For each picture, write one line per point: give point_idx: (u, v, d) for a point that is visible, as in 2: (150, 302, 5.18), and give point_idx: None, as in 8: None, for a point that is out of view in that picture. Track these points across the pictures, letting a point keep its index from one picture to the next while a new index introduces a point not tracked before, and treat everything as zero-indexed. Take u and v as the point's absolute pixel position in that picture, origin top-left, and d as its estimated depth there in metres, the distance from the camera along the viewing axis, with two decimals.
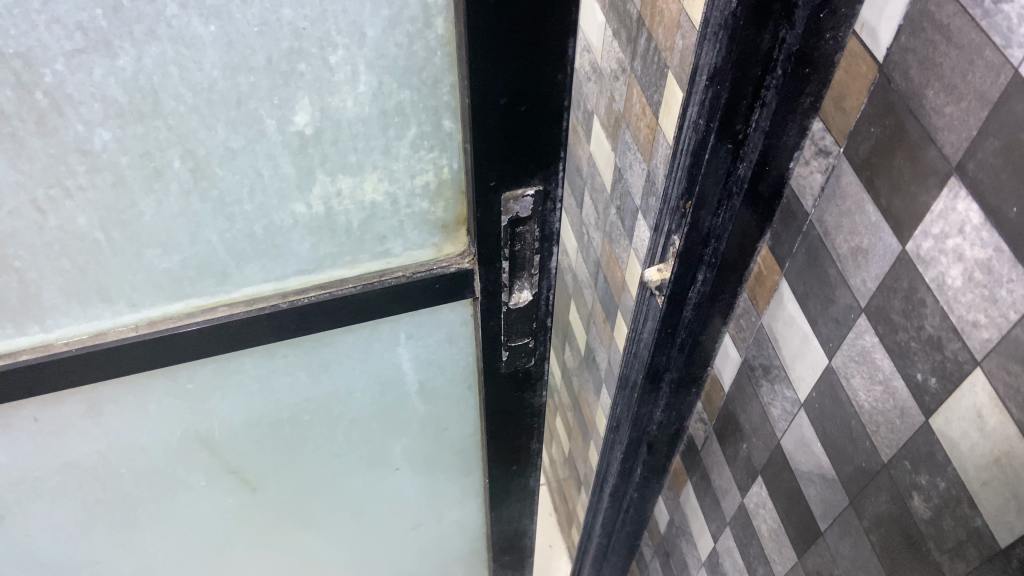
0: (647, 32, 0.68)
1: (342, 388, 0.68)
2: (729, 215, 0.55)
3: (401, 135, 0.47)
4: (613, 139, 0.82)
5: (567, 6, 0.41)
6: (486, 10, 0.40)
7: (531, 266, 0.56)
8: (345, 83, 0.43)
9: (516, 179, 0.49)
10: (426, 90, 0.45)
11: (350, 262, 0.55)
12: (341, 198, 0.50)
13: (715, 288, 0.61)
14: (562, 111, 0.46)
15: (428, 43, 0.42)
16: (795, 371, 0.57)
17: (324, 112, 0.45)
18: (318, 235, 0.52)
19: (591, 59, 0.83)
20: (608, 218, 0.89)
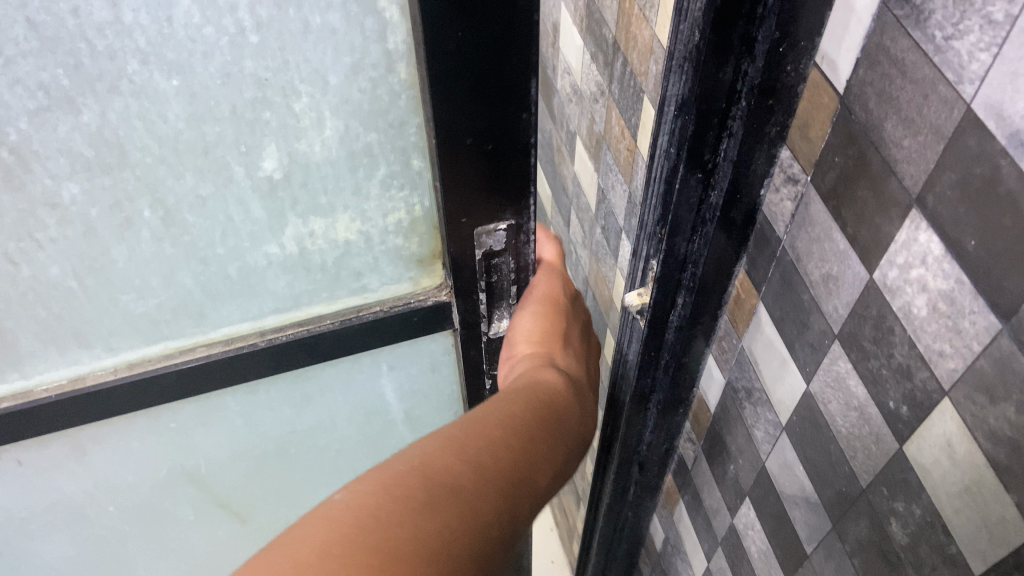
0: (622, 56, 0.68)
1: (327, 419, 0.73)
2: (703, 242, 0.55)
3: (371, 176, 0.53)
4: (595, 159, 0.82)
5: (524, 51, 0.42)
6: (443, 56, 0.41)
7: (509, 295, 0.61)
8: (311, 127, 0.48)
9: (488, 215, 0.52)
10: (394, 131, 0.50)
11: (328, 297, 0.61)
12: (315, 238, 0.56)
13: (695, 311, 0.61)
14: (528, 147, 0.48)
15: (392, 87, 0.47)
16: (776, 394, 0.57)
17: (291, 158, 0.50)
18: (293, 273, 0.58)
19: (572, 80, 0.84)
20: (594, 237, 0.89)
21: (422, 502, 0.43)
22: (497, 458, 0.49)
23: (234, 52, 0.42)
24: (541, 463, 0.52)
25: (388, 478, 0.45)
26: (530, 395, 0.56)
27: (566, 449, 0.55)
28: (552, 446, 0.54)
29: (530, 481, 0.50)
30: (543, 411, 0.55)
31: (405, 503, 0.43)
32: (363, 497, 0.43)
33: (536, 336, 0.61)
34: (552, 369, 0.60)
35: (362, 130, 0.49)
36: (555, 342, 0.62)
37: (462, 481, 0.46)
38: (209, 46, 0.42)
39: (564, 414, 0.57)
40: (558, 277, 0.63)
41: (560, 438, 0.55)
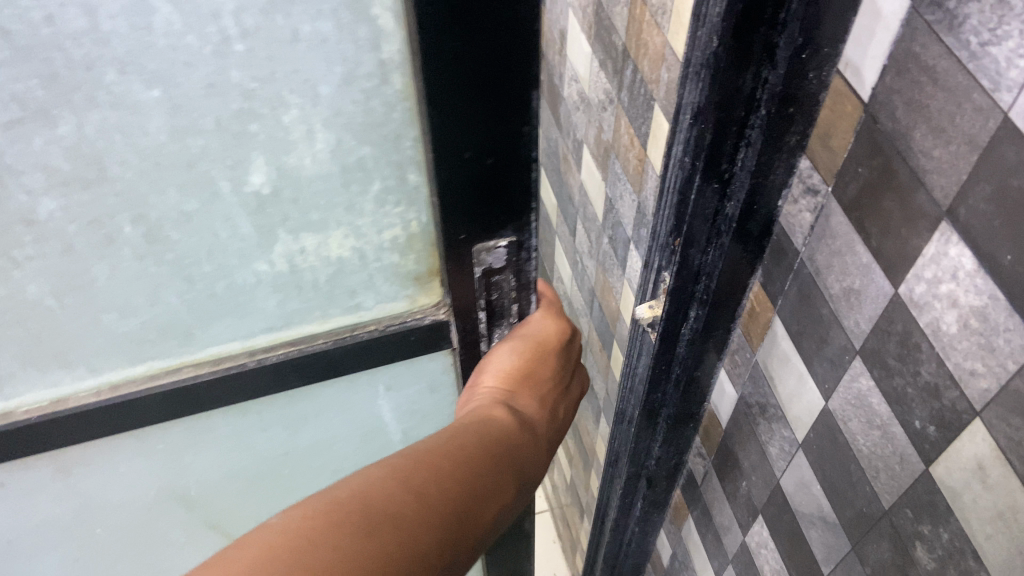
0: (633, 64, 0.67)
1: (316, 439, 0.75)
2: (719, 252, 0.53)
3: (365, 192, 0.53)
4: (603, 168, 0.81)
5: (526, 64, 0.42)
6: (439, 72, 0.41)
7: (509, 313, 0.61)
8: (301, 141, 0.48)
9: (487, 230, 0.52)
10: (390, 143, 0.50)
11: (322, 314, 0.61)
12: (305, 254, 0.55)
13: (708, 323, 0.60)
14: (530, 161, 0.48)
15: (386, 97, 0.47)
16: (792, 411, 0.56)
17: (281, 172, 0.49)
18: (284, 290, 0.57)
19: (579, 88, 0.82)
20: (601, 247, 0.88)
21: (361, 526, 0.42)
22: (441, 488, 0.48)
23: (218, 61, 0.42)
24: (482, 498, 0.51)
25: (321, 501, 0.44)
26: (483, 426, 0.57)
27: (509, 483, 0.54)
28: (495, 486, 0.53)
29: (468, 514, 0.49)
30: (489, 445, 0.55)
31: (339, 518, 0.42)
32: (302, 518, 0.42)
33: (506, 372, 0.62)
34: (505, 406, 0.60)
35: (357, 146, 0.49)
36: (522, 385, 0.62)
37: (406, 505, 0.45)
38: (192, 55, 0.41)
39: (510, 457, 0.56)
40: (553, 322, 0.64)
41: (503, 481, 0.54)
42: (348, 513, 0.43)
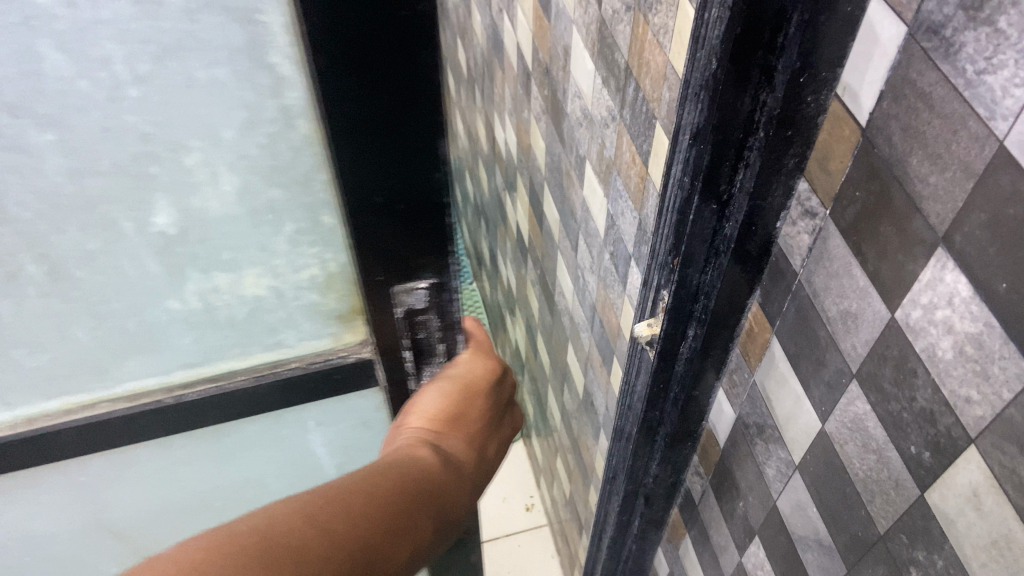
0: (635, 82, 0.67)
1: (249, 473, 0.72)
2: (717, 272, 0.53)
3: (277, 231, 0.49)
4: (605, 185, 0.81)
5: (434, 108, 0.39)
6: (341, 114, 0.38)
7: (436, 351, 0.58)
8: (206, 184, 0.44)
9: (406, 275, 0.49)
10: (300, 186, 0.46)
11: (242, 353, 0.57)
12: (219, 292, 0.51)
13: (706, 343, 0.60)
14: (445, 207, 0.45)
15: (292, 142, 0.43)
16: (789, 433, 0.55)
17: (184, 213, 0.45)
18: (199, 328, 0.54)
19: (582, 105, 0.83)
20: (602, 263, 0.88)
21: (256, 561, 0.43)
22: (350, 522, 0.48)
23: (114, 109, 0.38)
24: (396, 539, 0.51)
25: (223, 534, 0.44)
26: (406, 464, 0.57)
27: (431, 522, 0.55)
28: (415, 525, 0.53)
29: (380, 553, 0.49)
30: (414, 483, 0.55)
31: (225, 560, 0.42)
32: (196, 550, 0.42)
33: (433, 413, 0.61)
34: (432, 446, 0.60)
35: (262, 186, 0.45)
36: (451, 424, 0.62)
37: (306, 542, 0.45)
38: (84, 101, 0.38)
39: (436, 493, 0.56)
40: (479, 362, 0.63)
41: (425, 519, 0.54)
42: (234, 556, 0.42)
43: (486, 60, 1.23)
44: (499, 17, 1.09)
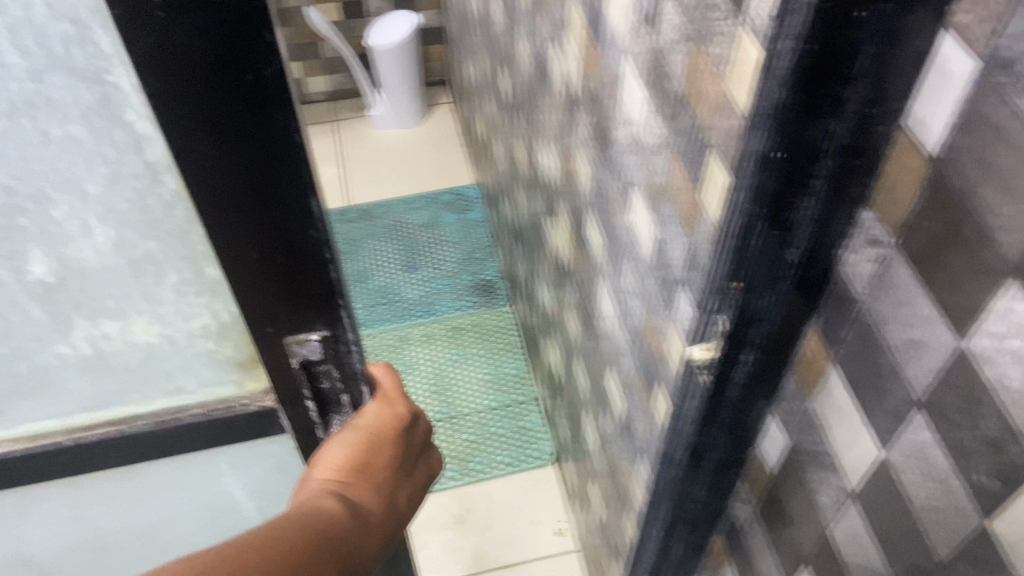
0: (689, 110, 0.68)
1: (165, 514, 0.70)
2: (776, 299, 0.54)
3: (160, 281, 0.49)
4: (654, 211, 0.82)
5: (301, 172, 0.42)
6: (205, 172, 0.41)
7: (342, 402, 0.60)
8: (79, 235, 0.45)
9: (299, 329, 0.52)
10: (178, 240, 0.46)
11: (142, 398, 0.57)
12: (109, 338, 0.52)
13: (762, 369, 0.60)
14: (328, 263, 0.48)
15: (162, 197, 0.43)
16: (845, 461, 0.56)
17: (61, 260, 0.46)
18: (92, 372, 0.54)
19: (632, 131, 0.84)
20: (648, 288, 0.89)
21: None
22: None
23: None
24: None
25: None
26: (309, 513, 0.53)
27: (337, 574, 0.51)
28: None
29: None
30: (320, 531, 0.51)
31: None
32: None
33: (337, 463, 0.59)
34: (338, 496, 0.57)
35: (135, 248, 0.46)
36: (359, 473, 0.60)
37: None
38: None
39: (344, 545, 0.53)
40: (387, 410, 0.62)
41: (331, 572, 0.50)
42: None
43: (532, 87, 1.25)
44: (547, 45, 1.12)
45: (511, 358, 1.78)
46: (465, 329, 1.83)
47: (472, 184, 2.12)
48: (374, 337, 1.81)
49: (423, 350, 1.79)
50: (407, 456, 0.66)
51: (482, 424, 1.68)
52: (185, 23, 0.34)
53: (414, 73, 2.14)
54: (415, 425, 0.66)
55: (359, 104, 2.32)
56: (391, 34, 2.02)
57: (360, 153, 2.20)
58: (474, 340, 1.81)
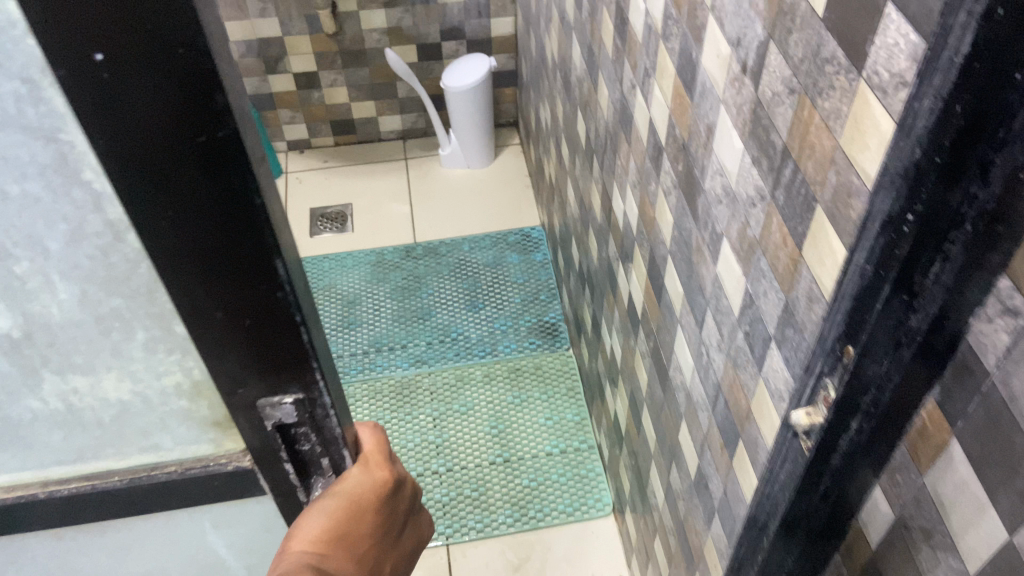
0: (794, 164, 0.67)
1: (149, 558, 0.76)
2: (896, 366, 0.51)
3: (128, 338, 0.54)
4: (745, 263, 0.80)
5: (261, 235, 0.45)
6: (165, 233, 0.45)
7: (320, 464, 0.64)
8: (44, 291, 0.50)
9: (274, 387, 0.56)
10: (144, 297, 0.50)
11: (116, 452, 0.63)
12: (80, 395, 0.57)
13: (871, 438, 0.57)
14: (296, 321, 0.51)
15: (124, 256, 0.47)
16: (964, 541, 0.52)
17: (26, 318, 0.51)
18: (65, 427, 0.60)
19: (724, 182, 0.82)
20: (733, 342, 0.86)
21: None
22: None
23: None
24: None
25: None
26: None
27: None
28: None
29: None
30: None
31: None
32: None
33: (315, 534, 0.64)
34: (309, 568, 0.63)
35: (106, 299, 0.51)
36: (333, 543, 0.65)
37: None
38: None
39: None
40: (366, 482, 0.67)
41: None
42: None
43: (612, 133, 1.25)
44: (632, 92, 1.11)
45: (572, 404, 1.75)
46: (526, 370, 1.81)
47: (539, 226, 2.12)
48: (437, 375, 1.81)
49: (484, 391, 1.78)
50: (384, 518, 0.71)
51: (540, 470, 1.64)
52: (132, 88, 0.38)
53: (486, 115, 2.17)
54: (392, 491, 0.71)
55: (430, 143, 2.36)
56: (467, 76, 2.06)
57: (429, 191, 2.23)
58: (536, 383, 1.79)
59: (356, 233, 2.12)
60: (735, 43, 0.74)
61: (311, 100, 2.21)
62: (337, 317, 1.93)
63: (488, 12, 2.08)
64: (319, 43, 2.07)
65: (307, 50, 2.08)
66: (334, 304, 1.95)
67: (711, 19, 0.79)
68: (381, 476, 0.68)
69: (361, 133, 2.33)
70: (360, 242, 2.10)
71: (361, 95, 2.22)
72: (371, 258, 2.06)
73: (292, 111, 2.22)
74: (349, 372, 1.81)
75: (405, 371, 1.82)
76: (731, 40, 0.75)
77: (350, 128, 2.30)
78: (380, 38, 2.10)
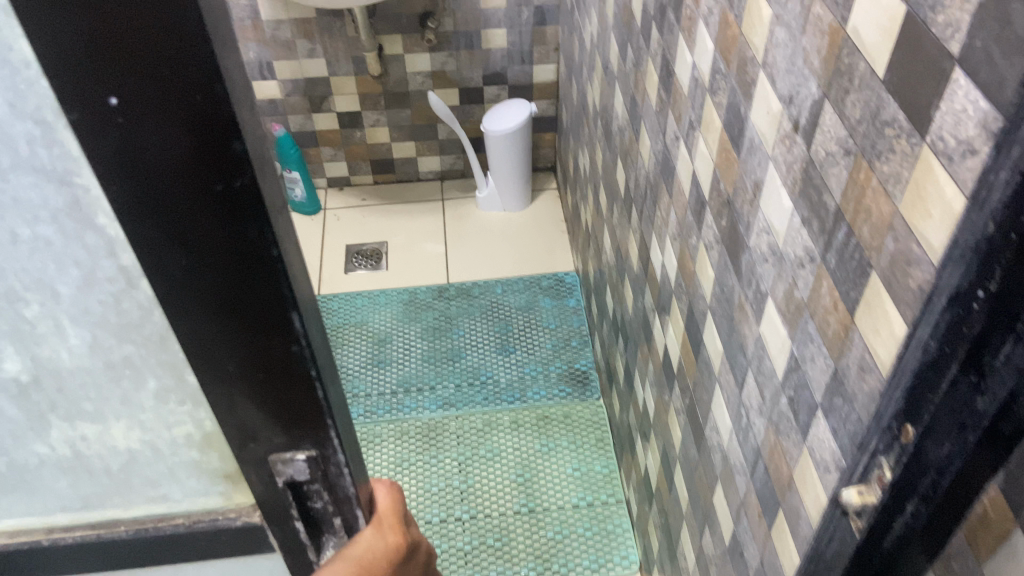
0: (848, 227, 0.64)
1: None
2: (958, 450, 0.48)
3: (139, 386, 0.53)
4: (792, 326, 0.77)
5: (277, 287, 0.44)
6: (175, 281, 0.43)
7: (333, 523, 0.62)
8: (54, 334, 0.49)
9: (287, 443, 0.54)
10: (156, 344, 0.49)
11: (124, 501, 0.62)
12: (89, 441, 0.57)
13: (929, 524, 0.53)
14: (309, 375, 0.50)
15: (136, 302, 0.47)
16: None
17: (35, 362, 0.51)
18: (72, 473, 0.59)
19: (771, 241, 0.80)
20: (776, 406, 0.83)
21: None
22: None
23: None
24: None
25: None
26: None
27: None
28: None
29: None
30: None
31: None
32: None
33: None
34: None
35: (116, 347, 0.50)
36: None
37: None
38: None
39: None
40: (378, 546, 0.63)
41: None
42: None
43: (652, 184, 1.24)
44: (675, 144, 1.10)
45: (601, 455, 1.71)
46: (555, 418, 1.78)
47: (573, 271, 2.11)
48: (464, 418, 1.78)
49: (512, 437, 1.75)
50: None
51: (566, 523, 1.59)
52: (146, 136, 0.37)
53: (525, 159, 2.17)
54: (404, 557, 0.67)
55: (467, 185, 2.37)
56: (508, 120, 2.07)
57: (464, 232, 2.23)
58: (564, 432, 1.75)
59: (390, 271, 2.13)
60: (787, 100, 0.73)
61: (352, 139, 2.23)
62: (367, 356, 1.92)
63: (531, 59, 2.10)
64: (363, 84, 2.11)
65: (351, 90, 2.12)
66: (365, 342, 1.94)
67: (762, 74, 0.78)
68: (394, 539, 0.65)
69: (400, 172, 2.35)
70: (393, 281, 2.10)
71: (401, 135, 2.25)
72: (404, 297, 2.06)
73: (333, 149, 2.25)
74: (376, 412, 1.80)
75: (432, 413, 1.80)
76: (783, 96, 0.73)
77: (389, 167, 2.32)
78: (423, 81, 2.12)
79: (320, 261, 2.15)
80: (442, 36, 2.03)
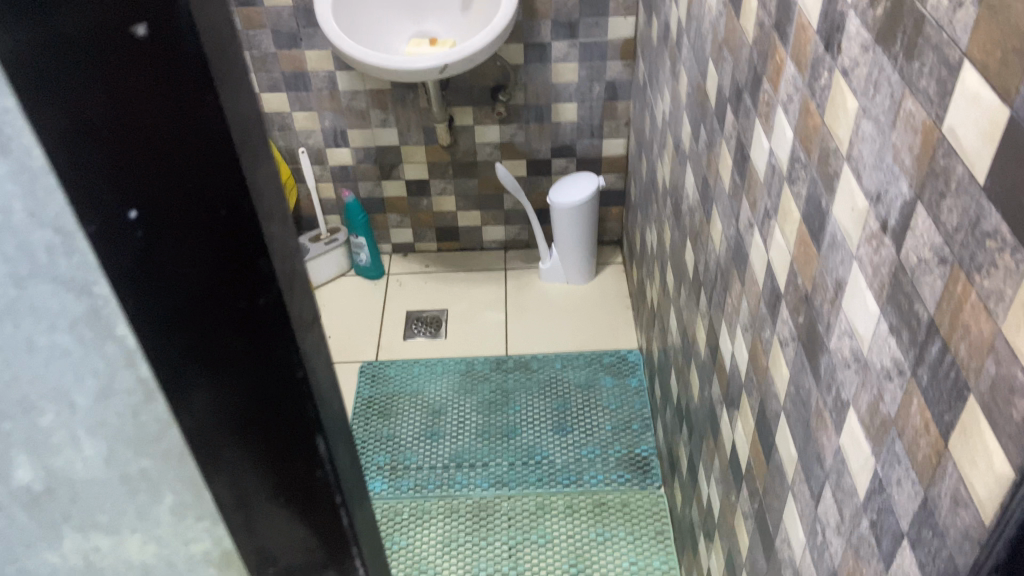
0: (942, 343, 0.58)
1: None
2: None
3: (173, 453, 0.68)
4: (877, 442, 0.70)
5: (289, 347, 0.59)
6: (188, 355, 0.59)
7: None
8: (70, 445, 0.67)
9: (313, 485, 0.69)
10: (167, 422, 0.66)
11: (206, 563, 0.79)
12: (184, 521, 0.75)
13: None
14: (315, 417, 0.64)
15: (140, 375, 0.62)
16: None
17: (46, 469, 0.69)
18: (156, 541, 0.76)
19: (854, 345, 0.73)
20: (857, 528, 0.75)
21: None
22: None
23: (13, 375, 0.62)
24: None
25: None
26: None
27: None
28: None
29: None
30: None
31: None
32: None
33: None
34: None
35: (126, 415, 0.65)
36: None
37: None
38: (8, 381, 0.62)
39: None
40: None
41: None
42: None
43: (723, 270, 1.18)
44: (749, 231, 1.05)
45: (660, 550, 1.61)
46: (612, 506, 1.69)
47: (635, 349, 2.05)
48: (517, 499, 1.72)
49: (565, 522, 1.67)
50: None
51: None
52: (164, 250, 0.53)
53: (590, 232, 2.14)
54: None
55: (530, 256, 2.35)
56: (574, 193, 2.05)
57: (526, 304, 2.20)
58: (622, 521, 1.66)
59: (449, 339, 2.11)
60: (874, 198, 0.67)
61: (419, 206, 2.25)
62: (422, 426, 1.88)
63: (600, 133, 2.09)
64: (432, 153, 2.13)
65: (421, 159, 2.15)
66: (420, 413, 1.91)
67: (845, 168, 0.73)
68: None
69: (464, 240, 2.34)
70: (451, 350, 2.08)
71: (468, 204, 2.26)
72: (462, 366, 2.03)
73: (400, 215, 2.27)
74: (427, 486, 1.74)
75: (483, 491, 1.73)
76: (869, 194, 0.68)
77: (453, 235, 2.33)
78: (492, 151, 2.14)
79: (380, 326, 2.14)
80: (512, 109, 2.05)
